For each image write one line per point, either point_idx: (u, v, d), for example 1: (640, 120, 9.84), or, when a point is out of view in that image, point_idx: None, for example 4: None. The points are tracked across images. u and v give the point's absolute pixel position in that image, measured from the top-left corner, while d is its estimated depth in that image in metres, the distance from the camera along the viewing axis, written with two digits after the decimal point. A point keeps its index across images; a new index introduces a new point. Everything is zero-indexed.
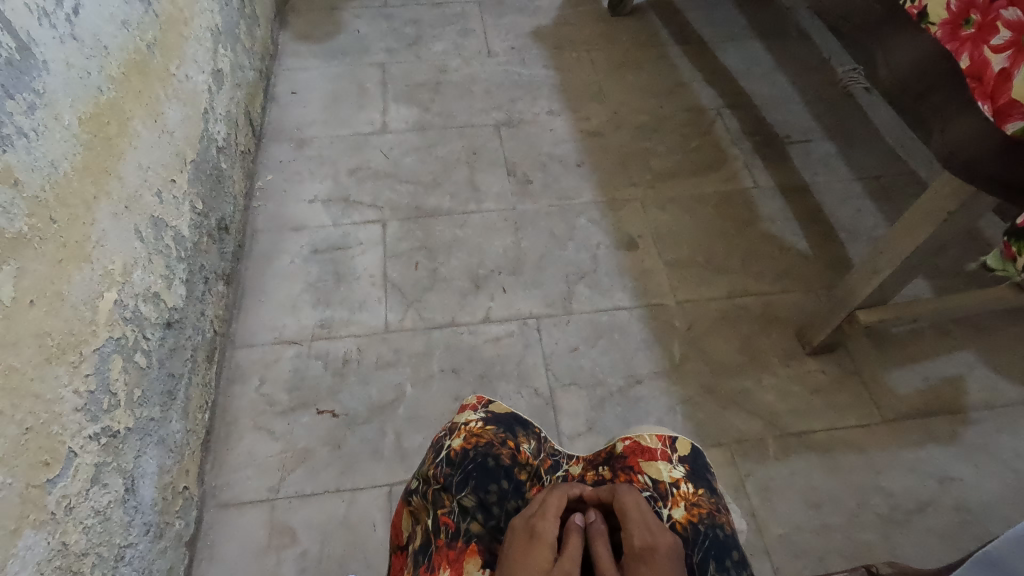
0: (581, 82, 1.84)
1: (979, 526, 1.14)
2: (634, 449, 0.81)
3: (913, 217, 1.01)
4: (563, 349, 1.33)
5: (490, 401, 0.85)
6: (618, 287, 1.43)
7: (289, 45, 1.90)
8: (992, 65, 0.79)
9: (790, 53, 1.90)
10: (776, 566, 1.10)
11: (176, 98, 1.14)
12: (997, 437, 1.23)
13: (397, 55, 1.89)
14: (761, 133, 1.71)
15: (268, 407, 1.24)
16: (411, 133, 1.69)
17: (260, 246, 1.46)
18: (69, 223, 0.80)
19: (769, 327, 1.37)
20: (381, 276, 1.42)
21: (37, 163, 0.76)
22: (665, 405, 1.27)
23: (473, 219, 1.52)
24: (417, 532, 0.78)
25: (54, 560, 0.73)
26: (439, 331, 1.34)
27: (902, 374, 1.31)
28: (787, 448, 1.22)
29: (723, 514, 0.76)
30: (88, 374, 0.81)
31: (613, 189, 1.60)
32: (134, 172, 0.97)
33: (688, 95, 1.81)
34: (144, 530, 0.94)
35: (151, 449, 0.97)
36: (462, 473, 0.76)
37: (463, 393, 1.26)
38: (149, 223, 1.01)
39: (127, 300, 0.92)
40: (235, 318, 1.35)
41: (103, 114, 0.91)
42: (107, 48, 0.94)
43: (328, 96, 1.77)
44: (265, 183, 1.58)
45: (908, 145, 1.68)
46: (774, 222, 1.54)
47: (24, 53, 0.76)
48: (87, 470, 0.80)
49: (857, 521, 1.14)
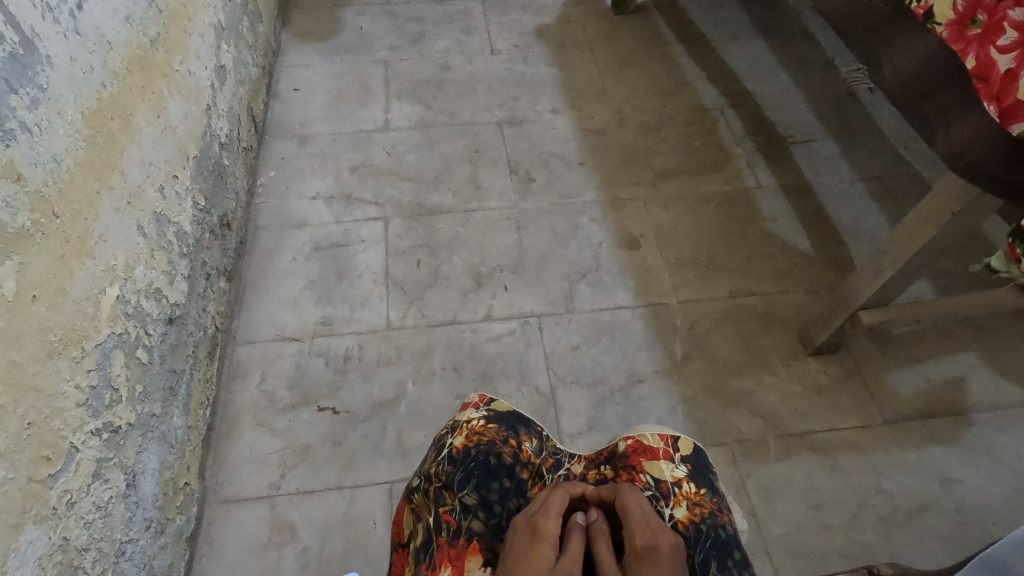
0: (584, 81, 1.83)
1: (980, 528, 1.14)
2: (636, 448, 0.81)
3: (917, 218, 1.01)
4: (565, 348, 1.33)
5: (492, 399, 0.85)
6: (620, 286, 1.42)
7: (291, 42, 1.90)
8: (998, 65, 0.79)
9: (794, 52, 1.90)
10: (776, 565, 1.10)
11: (179, 94, 1.14)
12: (998, 439, 1.23)
13: (399, 53, 1.89)
14: (764, 133, 1.71)
15: (269, 404, 1.24)
16: (414, 131, 1.69)
17: (261, 243, 1.46)
18: (71, 218, 0.80)
19: (770, 327, 1.37)
20: (383, 274, 1.42)
21: (40, 158, 0.76)
22: (666, 404, 1.27)
23: (475, 218, 1.52)
24: (418, 529, 0.78)
25: (54, 556, 0.73)
26: (441, 329, 1.34)
27: (903, 375, 1.31)
28: (787, 448, 1.22)
29: (725, 514, 0.76)
30: (89, 369, 0.81)
31: (615, 188, 1.59)
32: (136, 167, 0.97)
33: (691, 95, 1.80)
34: (144, 526, 0.93)
35: (151, 445, 0.97)
36: (464, 471, 0.76)
37: (464, 391, 1.26)
38: (151, 219, 1.01)
39: (129, 296, 0.92)
40: (236, 314, 1.35)
41: (106, 110, 0.91)
42: (110, 43, 0.94)
43: (331, 94, 1.77)
44: (267, 179, 1.57)
45: (912, 145, 1.68)
46: (777, 221, 1.54)
47: (28, 48, 0.76)
48: (88, 466, 0.80)
49: (858, 522, 1.14)
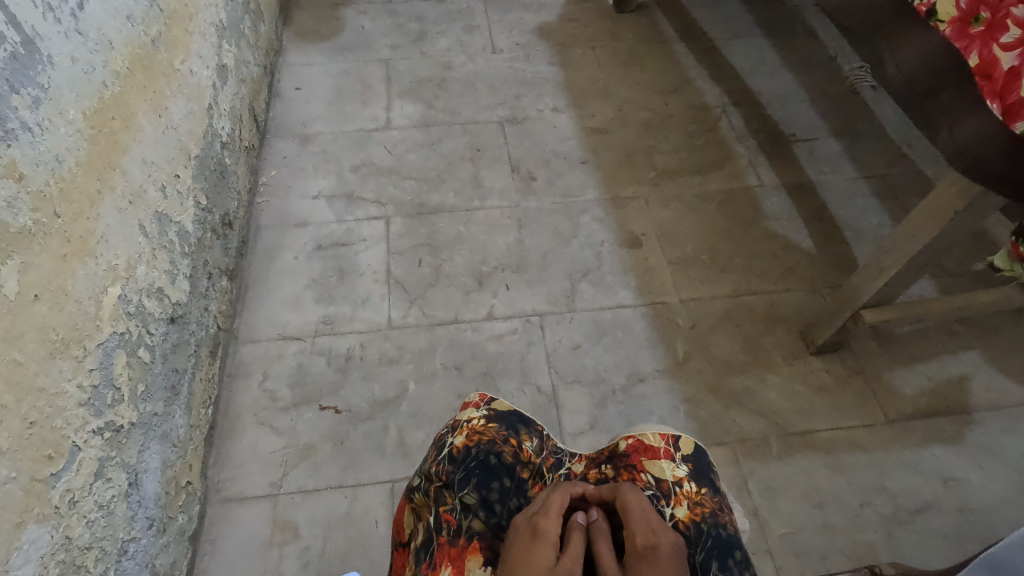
0: (586, 79, 1.83)
1: (983, 527, 1.14)
2: (637, 448, 0.81)
3: (919, 217, 1.01)
4: (566, 347, 1.33)
5: (492, 398, 0.85)
6: (621, 285, 1.42)
7: (293, 41, 1.90)
8: (1000, 63, 0.80)
9: (798, 50, 1.89)
10: (778, 565, 1.10)
11: (181, 94, 1.14)
12: (1002, 439, 1.22)
13: (401, 52, 1.89)
14: (766, 131, 1.70)
15: (271, 403, 1.24)
16: (415, 130, 1.69)
17: (263, 242, 1.46)
18: (73, 217, 0.80)
19: (773, 326, 1.37)
20: (384, 273, 1.42)
21: (42, 158, 0.76)
22: (668, 403, 1.26)
23: (476, 217, 1.52)
24: (419, 529, 0.78)
25: (57, 555, 0.73)
26: (442, 328, 1.34)
27: (906, 374, 1.30)
28: (789, 447, 1.21)
29: (726, 513, 0.76)
30: (91, 369, 0.81)
31: (616, 187, 1.59)
32: (138, 167, 0.97)
33: (694, 93, 1.80)
34: (147, 524, 0.94)
35: (154, 444, 0.97)
36: (464, 470, 0.76)
37: (466, 390, 1.26)
38: (154, 218, 1.01)
39: (131, 295, 0.93)
40: (238, 312, 1.35)
41: (108, 110, 0.91)
42: (112, 43, 0.94)
43: (333, 93, 1.77)
44: (269, 178, 1.58)
45: (915, 144, 1.67)
46: (779, 220, 1.53)
47: (30, 48, 0.76)
48: (90, 465, 0.81)
49: (860, 521, 1.14)
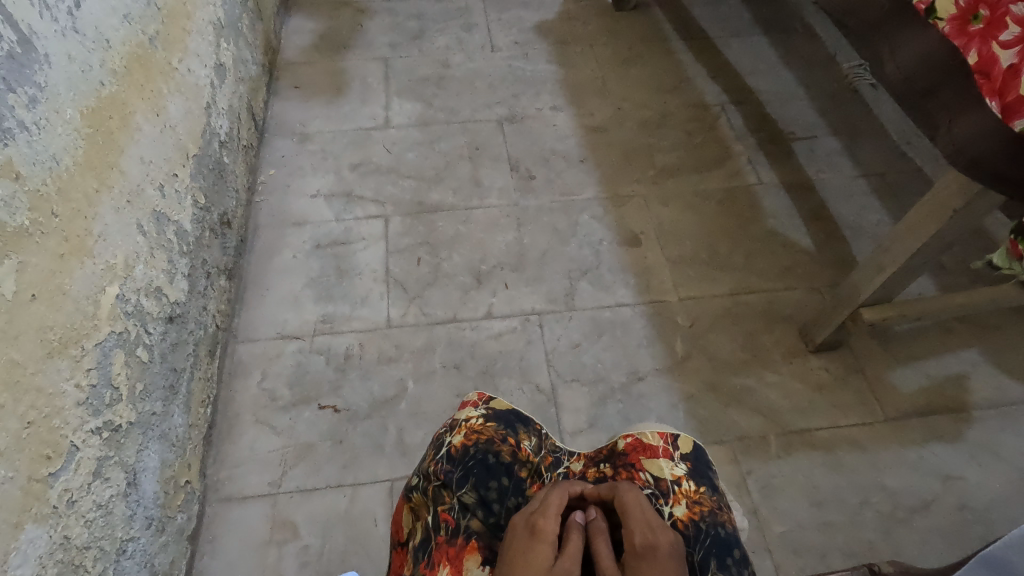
0: (585, 77, 1.83)
1: (981, 525, 1.14)
2: (635, 446, 0.80)
3: (918, 215, 1.00)
4: (565, 345, 1.32)
5: (491, 397, 0.84)
6: (620, 283, 1.42)
7: (292, 40, 1.89)
8: (1000, 61, 0.79)
9: (797, 48, 1.89)
10: (777, 563, 1.10)
11: (178, 92, 1.14)
12: (1000, 436, 1.23)
13: (400, 50, 1.88)
14: (765, 130, 1.70)
15: (270, 402, 1.24)
16: (413, 129, 1.69)
17: (261, 241, 1.46)
18: (70, 217, 0.80)
19: (771, 324, 1.37)
20: (383, 272, 1.42)
21: (39, 157, 0.75)
22: (667, 402, 1.26)
23: (475, 215, 1.52)
24: (417, 528, 0.78)
25: (55, 555, 0.73)
26: (441, 327, 1.34)
27: (905, 373, 1.30)
28: (788, 445, 1.21)
29: (725, 512, 0.76)
30: (89, 368, 0.81)
31: (616, 185, 1.59)
32: (135, 166, 0.97)
33: (693, 91, 1.79)
34: (145, 523, 0.94)
35: (152, 443, 0.97)
36: (462, 469, 0.76)
37: (465, 389, 1.26)
38: (151, 217, 1.01)
39: (129, 294, 0.92)
40: (237, 311, 1.35)
41: (105, 109, 0.90)
42: (109, 41, 0.94)
43: (332, 91, 1.77)
44: (267, 178, 1.57)
45: (914, 141, 1.67)
46: (778, 218, 1.53)
47: (26, 47, 0.76)
48: (88, 464, 0.80)
49: (859, 519, 1.14)
